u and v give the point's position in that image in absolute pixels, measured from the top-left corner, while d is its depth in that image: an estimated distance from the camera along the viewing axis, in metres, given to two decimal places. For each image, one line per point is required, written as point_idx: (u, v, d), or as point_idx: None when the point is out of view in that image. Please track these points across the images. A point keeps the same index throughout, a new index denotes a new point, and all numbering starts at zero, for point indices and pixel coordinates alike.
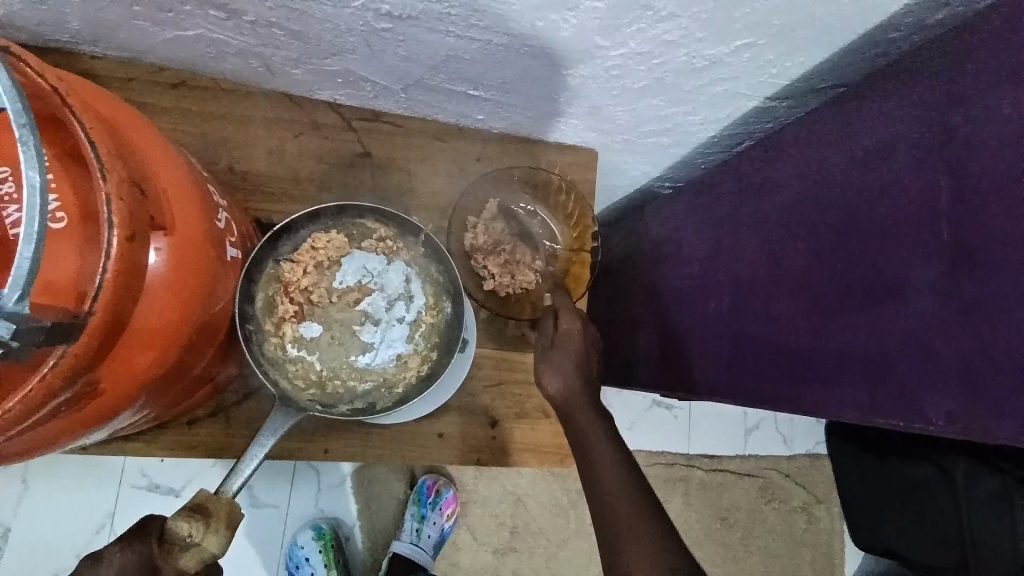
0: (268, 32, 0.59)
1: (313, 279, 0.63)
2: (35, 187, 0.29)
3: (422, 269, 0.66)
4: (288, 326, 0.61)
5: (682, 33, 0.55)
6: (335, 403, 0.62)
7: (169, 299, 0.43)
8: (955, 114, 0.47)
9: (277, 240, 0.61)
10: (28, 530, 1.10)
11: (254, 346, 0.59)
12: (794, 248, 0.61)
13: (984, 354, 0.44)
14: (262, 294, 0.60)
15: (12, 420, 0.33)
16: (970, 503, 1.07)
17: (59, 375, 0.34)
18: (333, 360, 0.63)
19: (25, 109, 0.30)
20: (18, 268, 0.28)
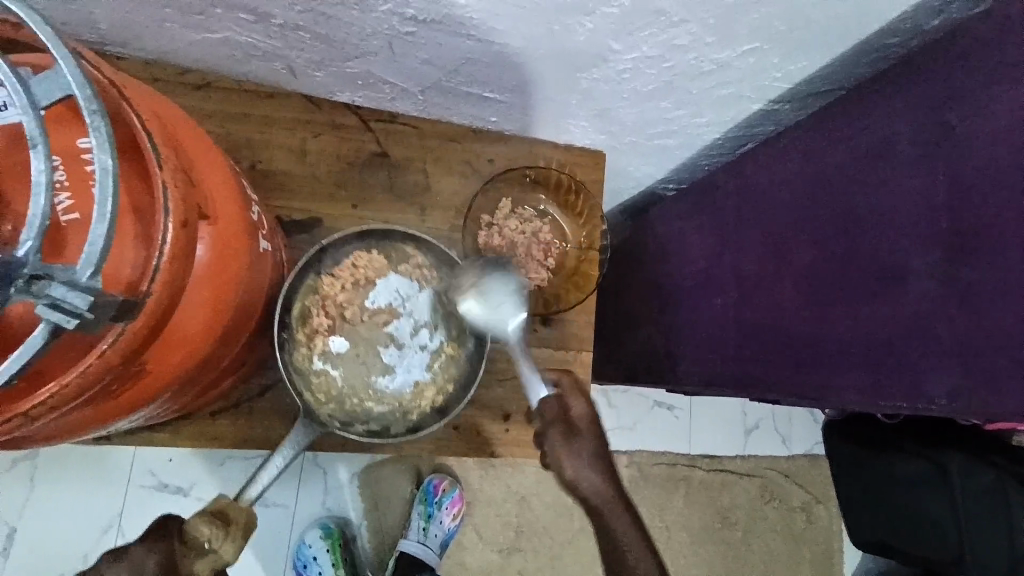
0: (295, 35, 0.61)
1: (348, 296, 0.62)
2: (108, 170, 0.31)
3: (452, 301, 0.64)
4: (319, 339, 0.61)
5: (692, 38, 0.58)
6: (353, 421, 0.62)
7: (209, 288, 0.45)
8: (951, 112, 0.51)
9: (322, 253, 0.63)
10: (35, 530, 1.09)
11: (286, 354, 0.61)
12: (796, 241, 0.64)
13: (981, 333, 0.47)
14: (299, 303, 0.62)
15: (72, 394, 0.35)
16: (964, 497, 1.12)
17: (116, 353, 0.36)
18: (354, 377, 0.61)
19: (93, 96, 0.33)
20: (93, 244, 0.31)
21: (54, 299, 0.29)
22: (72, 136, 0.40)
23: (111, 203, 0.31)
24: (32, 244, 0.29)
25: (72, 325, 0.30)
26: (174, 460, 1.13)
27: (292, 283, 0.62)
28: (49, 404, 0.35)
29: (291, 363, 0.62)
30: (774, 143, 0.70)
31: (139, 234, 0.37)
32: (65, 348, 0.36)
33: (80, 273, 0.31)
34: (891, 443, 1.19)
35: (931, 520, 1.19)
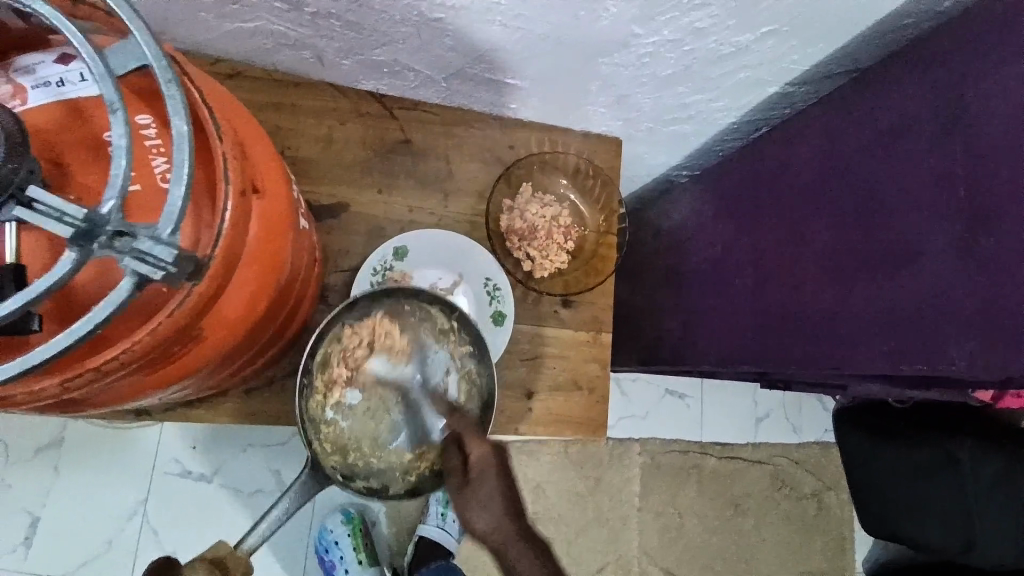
0: (327, 23, 0.63)
1: (370, 351, 0.65)
2: (182, 134, 0.34)
3: (463, 364, 0.68)
4: (336, 389, 0.65)
5: (712, 21, 0.60)
6: (354, 476, 0.65)
7: (260, 260, 0.46)
8: (966, 89, 0.53)
9: (353, 305, 0.66)
10: (61, 518, 1.11)
11: (303, 398, 0.64)
12: (816, 220, 0.65)
13: (998, 295, 0.49)
14: (322, 351, 0.64)
15: (142, 351, 0.38)
16: (974, 487, 1.13)
17: (183, 313, 0.39)
18: (361, 431, 0.65)
19: (168, 65, 0.35)
20: (172, 206, 0.33)
21: (142, 250, 0.32)
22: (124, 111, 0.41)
23: (188, 165, 0.34)
24: (115, 204, 0.31)
25: (156, 275, 0.33)
26: (196, 447, 1.14)
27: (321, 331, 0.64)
28: (120, 361, 0.37)
29: (305, 409, 0.64)
30: (791, 124, 0.72)
31: (201, 216, 0.40)
32: (136, 308, 0.38)
33: (161, 228, 0.33)
34: (907, 435, 1.18)
35: (944, 507, 1.18)
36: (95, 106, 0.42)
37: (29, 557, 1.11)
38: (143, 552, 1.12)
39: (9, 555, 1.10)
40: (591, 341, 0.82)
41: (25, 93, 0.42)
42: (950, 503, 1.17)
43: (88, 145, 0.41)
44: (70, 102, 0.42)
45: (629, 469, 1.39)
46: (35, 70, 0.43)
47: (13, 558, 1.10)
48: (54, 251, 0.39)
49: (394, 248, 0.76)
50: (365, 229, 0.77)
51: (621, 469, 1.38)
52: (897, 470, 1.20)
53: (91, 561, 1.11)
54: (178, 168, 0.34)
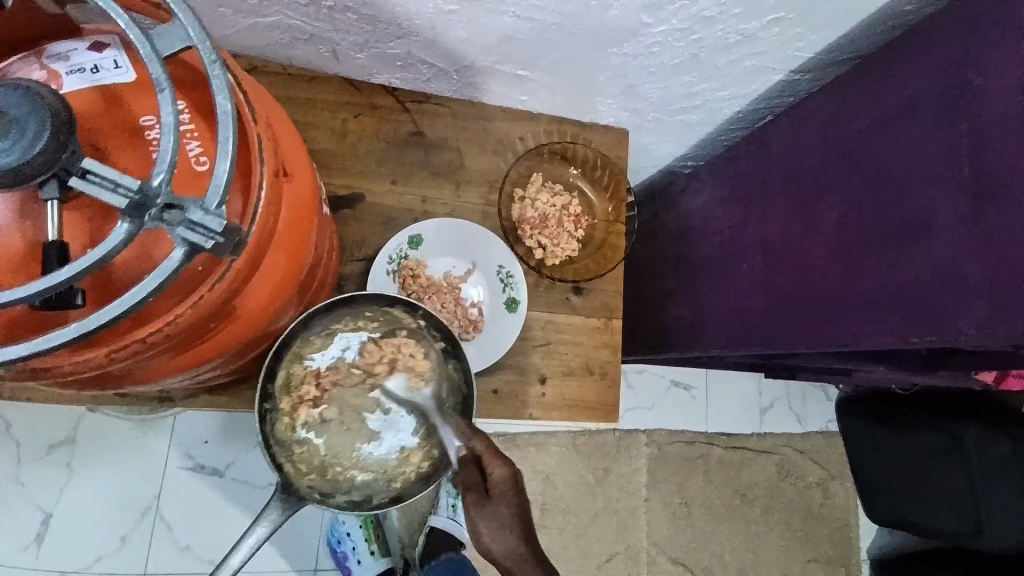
0: (343, 17, 0.65)
1: (336, 367, 0.63)
2: (228, 114, 0.37)
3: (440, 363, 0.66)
4: (303, 409, 0.62)
5: (720, 9, 0.62)
6: (334, 492, 0.63)
7: (291, 242, 0.48)
8: (969, 69, 0.55)
9: (310, 319, 0.63)
10: (72, 514, 1.09)
11: (268, 423, 0.62)
12: (824, 201, 0.67)
13: (1003, 266, 0.51)
14: (284, 371, 0.63)
15: (185, 322, 0.40)
16: (980, 471, 1.15)
17: (222, 289, 0.41)
18: (338, 445, 0.62)
19: (215, 50, 0.38)
20: (219, 179, 0.36)
21: (193, 220, 0.34)
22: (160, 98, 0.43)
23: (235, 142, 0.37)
24: (165, 176, 0.34)
25: (207, 245, 0.35)
26: (210, 441, 1.14)
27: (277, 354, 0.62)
28: (163, 333, 0.40)
29: (274, 433, 0.62)
30: (796, 111, 0.74)
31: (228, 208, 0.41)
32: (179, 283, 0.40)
33: (209, 201, 0.36)
34: (907, 419, 1.21)
35: (948, 492, 1.20)
36: (131, 93, 0.43)
37: (41, 555, 1.08)
38: (158, 547, 1.11)
39: (20, 554, 1.07)
40: (602, 327, 0.83)
41: (59, 80, 0.43)
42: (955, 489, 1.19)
43: (123, 130, 0.42)
44: (105, 89, 0.43)
45: (637, 460, 1.40)
46: (69, 57, 0.44)
47: (24, 557, 1.07)
48: (96, 232, 0.40)
49: (409, 237, 0.78)
50: (380, 219, 0.79)
51: (629, 460, 1.39)
52: (902, 456, 1.23)
53: (104, 558, 1.09)
54: (223, 144, 0.36)
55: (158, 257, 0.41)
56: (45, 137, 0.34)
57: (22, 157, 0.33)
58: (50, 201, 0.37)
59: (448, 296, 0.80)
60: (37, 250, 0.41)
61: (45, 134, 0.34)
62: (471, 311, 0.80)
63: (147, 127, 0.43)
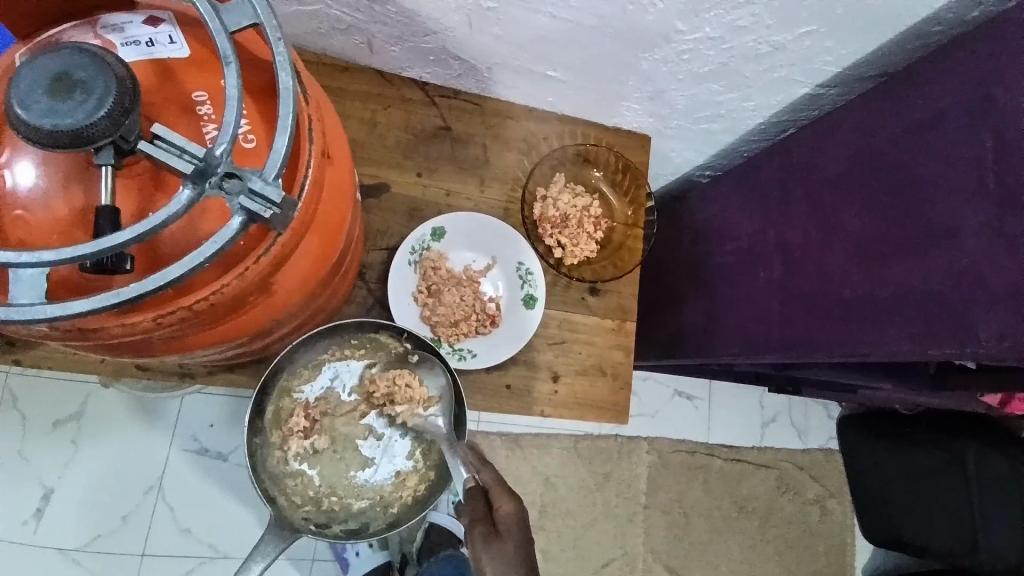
0: (383, 9, 0.66)
1: (325, 399, 0.71)
2: (289, 91, 0.38)
3: None
4: (294, 440, 0.69)
5: (754, 20, 0.63)
6: (330, 522, 0.69)
7: (328, 224, 0.49)
8: (994, 86, 0.57)
9: (293, 355, 0.68)
10: (75, 490, 1.09)
11: (259, 458, 0.67)
12: (845, 211, 0.68)
13: None
14: (274, 405, 0.69)
15: (228, 295, 0.41)
16: (978, 491, 1.15)
17: (267, 264, 0.42)
18: (332, 476, 0.70)
19: (278, 28, 0.39)
20: (279, 153, 0.37)
21: (253, 190, 0.36)
22: (214, 75, 0.44)
23: (292, 119, 0.38)
24: (226, 148, 0.35)
25: (265, 214, 0.36)
26: (215, 425, 1.14)
27: (264, 389, 0.67)
28: (209, 302, 0.41)
29: (267, 466, 0.68)
30: (821, 123, 0.75)
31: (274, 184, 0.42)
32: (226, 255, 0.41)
33: (267, 173, 0.37)
34: (908, 438, 1.22)
35: (948, 510, 1.19)
36: (184, 69, 0.44)
37: (41, 530, 1.08)
38: (157, 528, 1.11)
39: (19, 529, 1.07)
40: (616, 328, 0.84)
41: (113, 51, 0.44)
42: (954, 506, 1.19)
43: (177, 105, 0.43)
44: (160, 63, 0.44)
45: (638, 466, 1.40)
46: (122, 29, 0.45)
47: (23, 531, 1.07)
48: (145, 201, 0.41)
49: (433, 229, 0.79)
50: (404, 210, 0.80)
51: (630, 466, 1.39)
52: (901, 469, 1.24)
53: (105, 536, 1.09)
54: (283, 118, 0.38)
55: (203, 229, 0.42)
56: (109, 101, 0.35)
57: (87, 119, 0.34)
58: (104, 166, 0.38)
59: (468, 289, 0.81)
60: (86, 216, 0.42)
61: (111, 98, 0.35)
62: (489, 305, 0.81)
63: (199, 102, 0.44)
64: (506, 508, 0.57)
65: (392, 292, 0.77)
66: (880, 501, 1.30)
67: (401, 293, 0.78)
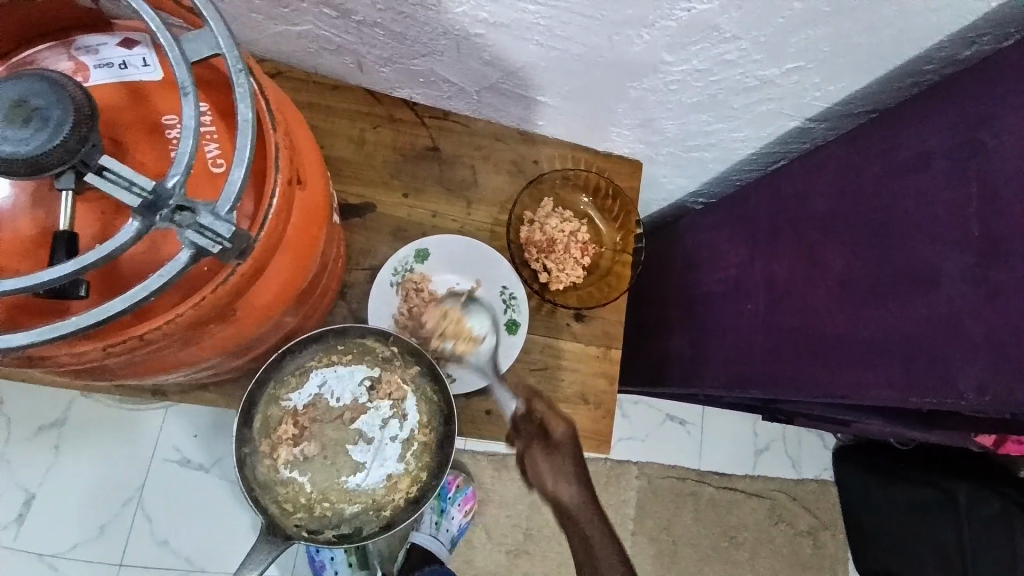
0: (371, 32, 0.65)
1: (314, 406, 0.68)
2: (248, 122, 0.39)
3: (416, 386, 0.70)
4: (283, 448, 0.66)
5: (741, 54, 0.62)
6: (323, 528, 0.66)
7: (297, 250, 0.48)
8: (982, 131, 0.56)
9: (280, 361, 0.66)
10: (54, 497, 1.08)
11: (248, 468, 0.65)
12: (830, 249, 0.67)
13: (1010, 328, 0.51)
14: (261, 415, 0.67)
15: (188, 321, 0.41)
16: (969, 529, 1.10)
17: (227, 290, 0.42)
18: (325, 482, 0.67)
19: (240, 57, 0.39)
20: (232, 185, 0.37)
21: (202, 224, 0.36)
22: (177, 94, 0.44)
23: (250, 152, 0.38)
24: (178, 179, 0.35)
25: (213, 249, 0.37)
26: (197, 437, 1.13)
27: (252, 398, 0.65)
28: (162, 331, 0.40)
29: (256, 476, 0.66)
30: (811, 156, 0.74)
31: (240, 211, 0.42)
32: (184, 282, 0.41)
33: (219, 206, 0.37)
34: (904, 474, 1.17)
35: (937, 548, 1.14)
36: (155, 91, 0.44)
37: (20, 536, 1.07)
38: (135, 539, 1.10)
39: None
40: (600, 356, 0.83)
41: (86, 72, 0.44)
42: (945, 546, 1.13)
43: (147, 126, 0.43)
44: (132, 85, 0.44)
45: (626, 492, 1.38)
46: (97, 51, 0.45)
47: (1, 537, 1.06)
48: (107, 225, 0.41)
49: (416, 251, 0.79)
50: (389, 231, 0.79)
51: (618, 491, 1.37)
52: (894, 503, 1.20)
53: (82, 544, 1.08)
54: (239, 150, 0.38)
55: (166, 252, 0.41)
56: (65, 129, 0.34)
57: (40, 147, 0.34)
58: (65, 191, 0.37)
59: (448, 310, 0.80)
60: (47, 238, 0.41)
61: (67, 125, 0.34)
62: (470, 330, 0.80)
63: (168, 125, 0.43)
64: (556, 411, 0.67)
65: (371, 314, 0.76)
66: (876, 536, 1.26)
67: (381, 313, 0.77)
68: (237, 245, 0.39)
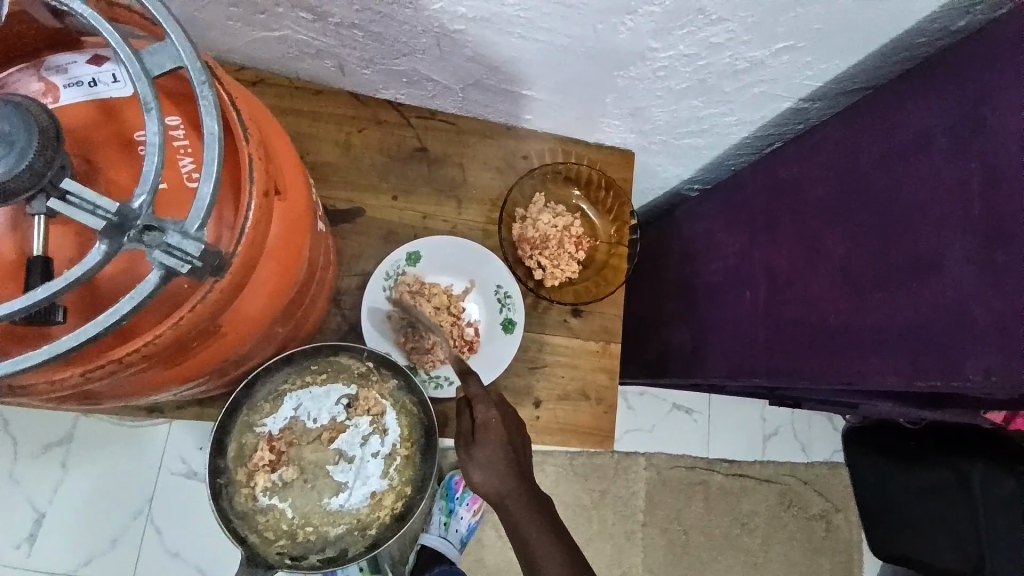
0: (350, 33, 0.64)
1: (289, 431, 0.67)
2: (215, 135, 0.38)
3: (394, 400, 0.70)
4: (260, 476, 0.66)
5: (728, 36, 0.61)
6: (306, 553, 0.66)
7: (280, 261, 0.47)
8: (982, 106, 0.54)
9: (251, 388, 0.66)
10: (63, 514, 1.09)
11: (225, 499, 0.64)
12: (830, 235, 0.66)
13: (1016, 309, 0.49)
14: (235, 443, 0.66)
15: (168, 340, 0.41)
16: (984, 509, 1.05)
17: (205, 307, 0.41)
18: (305, 507, 0.67)
19: (202, 68, 0.38)
20: (202, 202, 0.37)
21: (170, 244, 0.35)
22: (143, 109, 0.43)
23: (217, 167, 0.37)
24: (145, 199, 0.35)
25: (184, 268, 0.36)
26: (202, 448, 1.13)
27: (224, 428, 0.65)
28: (141, 353, 0.40)
29: (234, 506, 0.65)
30: (806, 138, 0.72)
31: (220, 224, 0.42)
32: (160, 302, 0.41)
33: (189, 225, 0.36)
34: (914, 455, 1.13)
35: (952, 530, 1.11)
36: (126, 108, 0.43)
37: (32, 554, 1.08)
38: (146, 552, 1.10)
39: (10, 552, 1.07)
40: (600, 351, 0.82)
41: (56, 92, 0.43)
42: (960, 528, 1.10)
43: (121, 143, 0.42)
44: (103, 102, 0.43)
45: (635, 483, 1.37)
46: (67, 69, 0.44)
47: (14, 555, 1.07)
48: (81, 248, 0.40)
49: (407, 253, 0.78)
50: (380, 234, 0.79)
51: (627, 483, 1.37)
52: (904, 488, 1.17)
53: (93, 560, 1.09)
54: (208, 165, 0.37)
55: (143, 269, 0.40)
56: (32, 152, 0.34)
57: (5, 172, 0.33)
58: (37, 216, 0.36)
59: (446, 314, 0.79)
60: (25, 264, 0.40)
61: (31, 150, 0.34)
62: (467, 331, 0.79)
63: (141, 141, 0.42)
64: (484, 416, 0.67)
65: (365, 320, 0.75)
66: (887, 520, 1.24)
67: (376, 318, 0.76)
68: (209, 264, 0.38)
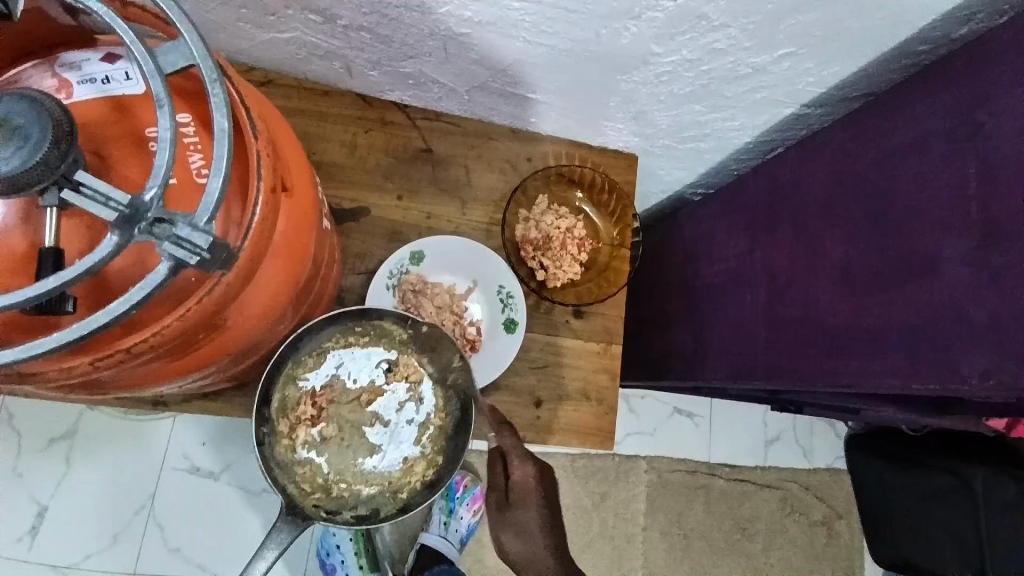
0: (357, 36, 0.65)
1: (331, 387, 0.67)
2: (224, 131, 0.39)
3: (433, 370, 0.69)
4: (301, 429, 0.66)
5: (730, 42, 0.62)
6: (340, 509, 0.65)
7: (285, 257, 0.48)
8: (980, 110, 0.54)
9: (299, 342, 0.65)
10: (67, 508, 1.10)
11: (267, 447, 0.64)
12: (830, 238, 0.66)
13: (1014, 311, 0.50)
14: (279, 395, 0.65)
15: (175, 332, 0.41)
16: (986, 515, 1.04)
17: (212, 300, 0.42)
18: (341, 463, 0.66)
19: (213, 66, 0.39)
20: (211, 196, 0.38)
21: (180, 236, 0.36)
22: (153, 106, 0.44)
23: (226, 162, 0.38)
24: (156, 191, 0.36)
25: (192, 260, 0.37)
26: (205, 445, 1.14)
27: (271, 378, 0.64)
28: (149, 344, 0.41)
29: (274, 456, 0.65)
30: (807, 143, 0.73)
31: (226, 218, 0.42)
32: (169, 293, 0.41)
33: (197, 218, 0.37)
34: (918, 461, 1.14)
35: (952, 534, 1.10)
36: (138, 104, 0.44)
37: (35, 547, 1.08)
38: (147, 548, 1.11)
39: (14, 545, 1.08)
40: (601, 352, 0.82)
41: (69, 88, 0.44)
42: (961, 533, 1.09)
43: (132, 139, 0.43)
44: (115, 99, 0.44)
45: (636, 487, 1.37)
46: (80, 67, 0.45)
47: (17, 549, 1.08)
48: (92, 240, 0.41)
49: (412, 252, 0.79)
50: (384, 234, 0.79)
51: (628, 486, 1.37)
52: (906, 492, 1.17)
53: (95, 554, 1.09)
54: (216, 160, 0.38)
55: (153, 262, 0.41)
56: (46, 145, 0.35)
57: (21, 163, 0.34)
58: (49, 208, 0.37)
59: (449, 314, 0.80)
60: (36, 255, 0.41)
61: (46, 143, 0.34)
62: (469, 330, 0.80)
63: (152, 137, 0.43)
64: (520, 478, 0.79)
65: None
66: (889, 525, 1.23)
67: None
68: (216, 257, 0.39)
